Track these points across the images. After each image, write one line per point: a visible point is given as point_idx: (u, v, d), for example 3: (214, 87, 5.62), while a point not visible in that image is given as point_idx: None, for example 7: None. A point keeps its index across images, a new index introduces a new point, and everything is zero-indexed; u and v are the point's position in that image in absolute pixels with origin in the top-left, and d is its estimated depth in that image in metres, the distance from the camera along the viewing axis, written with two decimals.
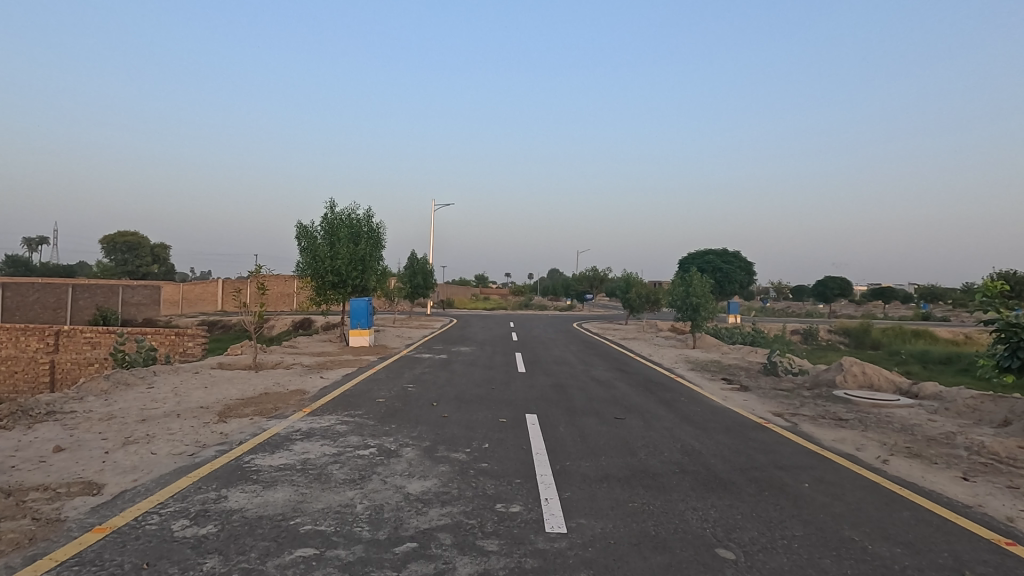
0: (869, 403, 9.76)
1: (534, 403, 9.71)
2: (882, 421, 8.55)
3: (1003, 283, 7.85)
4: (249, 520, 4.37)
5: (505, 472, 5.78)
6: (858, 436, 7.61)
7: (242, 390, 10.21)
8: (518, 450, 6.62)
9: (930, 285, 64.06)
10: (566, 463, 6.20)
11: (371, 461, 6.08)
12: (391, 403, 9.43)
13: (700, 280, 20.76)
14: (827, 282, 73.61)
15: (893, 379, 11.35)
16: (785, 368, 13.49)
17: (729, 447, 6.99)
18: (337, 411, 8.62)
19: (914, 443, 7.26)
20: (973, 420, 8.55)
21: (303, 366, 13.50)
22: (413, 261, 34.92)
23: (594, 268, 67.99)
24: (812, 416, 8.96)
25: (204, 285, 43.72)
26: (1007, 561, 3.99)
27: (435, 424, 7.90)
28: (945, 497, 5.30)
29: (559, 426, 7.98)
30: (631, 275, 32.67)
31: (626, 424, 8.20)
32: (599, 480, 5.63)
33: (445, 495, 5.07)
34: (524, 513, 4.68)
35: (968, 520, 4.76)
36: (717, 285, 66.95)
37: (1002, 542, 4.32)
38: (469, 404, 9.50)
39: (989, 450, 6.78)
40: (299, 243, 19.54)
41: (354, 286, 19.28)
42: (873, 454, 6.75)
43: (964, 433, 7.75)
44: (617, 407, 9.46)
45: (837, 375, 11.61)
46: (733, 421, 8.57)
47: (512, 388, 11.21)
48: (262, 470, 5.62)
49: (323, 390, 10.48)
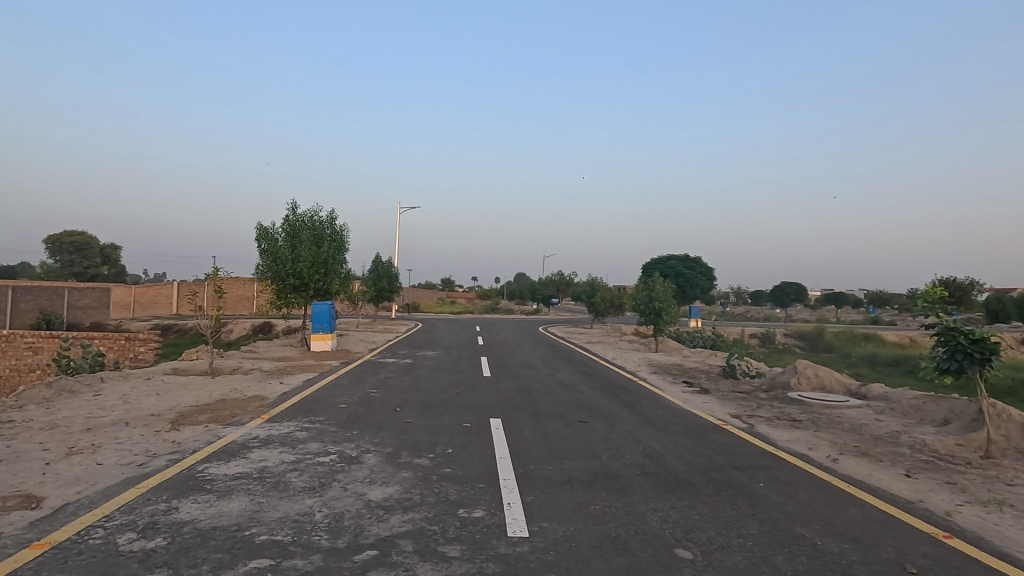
0: (822, 404, 10.13)
1: (499, 406, 9.71)
2: (834, 421, 8.89)
3: (943, 288, 8.25)
4: (201, 532, 4.21)
5: (469, 477, 5.76)
6: (810, 436, 7.90)
7: (197, 397, 9.84)
8: (482, 455, 6.61)
9: (880, 292, 66.99)
10: (530, 466, 6.23)
11: (331, 468, 5.96)
12: (354, 408, 9.28)
13: (663, 285, 21.08)
14: (785, 288, 76.19)
15: (845, 381, 11.75)
16: (744, 369, 13.79)
17: (689, 449, 7.14)
18: (297, 417, 8.42)
19: (862, 442, 7.56)
20: (916, 419, 8.98)
21: (263, 372, 13.13)
22: (378, 263, 34.53)
23: (560, 273, 68.11)
24: (768, 417, 9.26)
25: (158, 287, 42.06)
26: (945, 553, 4.21)
27: (398, 430, 7.81)
28: (890, 493, 5.55)
29: (523, 430, 7.99)
30: (597, 279, 33.07)
31: (590, 427, 8.29)
32: (562, 483, 5.68)
33: (407, 501, 5.01)
34: (487, 517, 4.67)
35: (910, 514, 5.01)
36: (680, 289, 68.35)
37: (940, 535, 4.55)
38: (434, 409, 9.43)
39: (930, 448, 7.13)
40: (260, 245, 19.14)
41: (317, 289, 18.91)
42: (824, 453, 7.02)
43: (908, 432, 8.11)
44: (581, 411, 9.54)
45: (792, 377, 12.01)
46: (694, 423, 8.74)
47: (477, 392, 11.21)
48: (216, 480, 5.43)
49: (283, 396, 10.20)
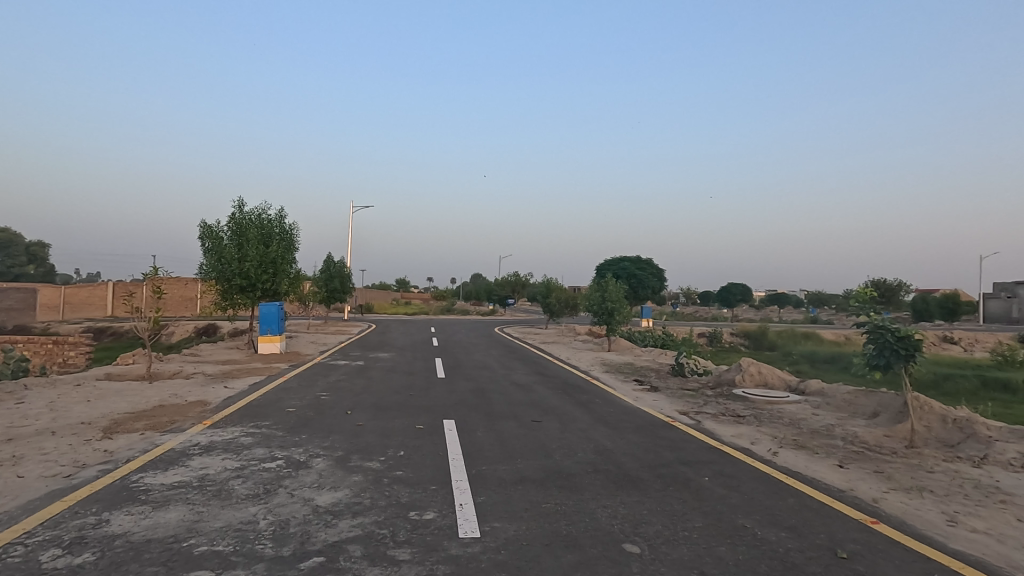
0: (764, 399, 10.58)
1: (452, 408, 9.67)
2: (775, 416, 9.30)
3: (874, 289, 8.78)
4: (134, 545, 4.00)
5: (421, 479, 5.71)
6: (753, 430, 8.25)
7: (133, 403, 9.33)
8: (434, 456, 6.56)
9: (820, 293, 70.57)
10: (483, 466, 6.23)
11: (277, 473, 5.79)
12: (303, 412, 9.03)
13: (616, 286, 21.50)
14: (732, 289, 79.05)
15: (786, 377, 12.31)
16: (692, 367, 14.23)
17: (639, 446, 7.31)
18: (243, 422, 8.11)
19: (800, 435, 7.95)
20: (849, 412, 9.52)
21: (206, 376, 12.58)
22: (330, 263, 33.71)
23: (516, 274, 68.32)
24: (714, 413, 9.59)
25: (91, 288, 39.62)
26: (872, 538, 4.47)
27: (349, 433, 7.66)
28: (824, 483, 5.86)
29: (477, 430, 7.97)
30: (552, 280, 33.40)
31: (544, 427, 8.37)
32: (515, 482, 5.70)
33: (357, 505, 4.92)
34: (439, 519, 4.64)
35: (841, 502, 5.30)
36: (632, 290, 69.82)
37: (869, 521, 4.83)
38: (387, 411, 9.29)
39: (861, 439, 7.56)
40: (203, 244, 18.34)
41: (264, 290, 18.28)
42: (765, 447, 7.33)
43: (842, 425, 8.57)
44: (535, 411, 9.61)
45: (736, 374, 12.48)
46: (644, 420, 8.96)
47: (432, 394, 11.11)
48: (152, 490, 5.17)
49: (227, 400, 9.81)
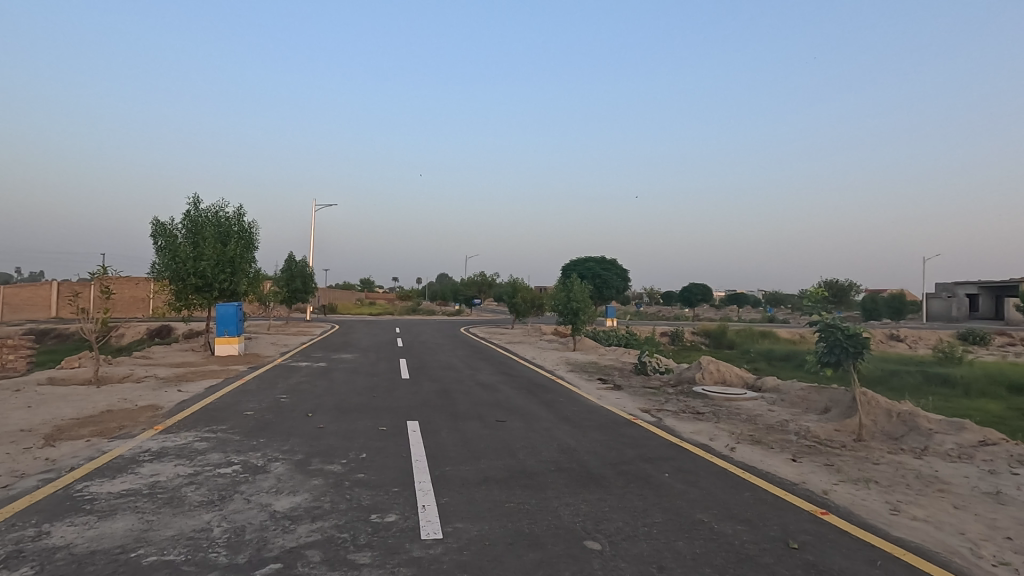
0: (723, 396, 10.87)
1: (417, 409, 9.59)
2: (733, 413, 9.57)
3: (825, 289, 9.14)
4: (78, 557, 3.82)
5: (383, 482, 5.63)
6: (711, 427, 8.47)
7: (78, 409, 8.89)
8: (397, 458, 6.49)
9: (776, 293, 72.99)
10: (446, 467, 6.19)
11: (233, 479, 5.61)
12: (261, 415, 8.79)
13: (581, 286, 21.73)
14: (693, 288, 80.88)
15: (743, 374, 12.68)
16: (655, 366, 14.51)
17: (602, 444, 7.40)
18: (197, 427, 7.84)
19: (756, 431, 8.21)
20: (802, 408, 9.88)
21: (158, 379, 12.10)
22: (291, 263, 32.92)
23: (482, 274, 68.21)
24: (675, 410, 9.80)
25: (34, 288, 37.60)
26: (822, 528, 4.65)
27: (310, 436, 7.50)
28: (778, 477, 6.06)
29: (441, 431, 7.92)
30: (518, 280, 33.50)
31: (508, 426, 8.38)
32: (478, 482, 5.69)
33: (316, 509, 4.82)
34: (401, 522, 4.59)
35: (794, 494, 5.50)
36: (597, 290, 70.63)
37: (819, 512, 5.03)
38: (349, 413, 9.14)
39: (813, 434, 7.86)
40: (156, 242, 17.65)
41: (222, 290, 17.71)
42: (723, 443, 7.54)
43: (796, 420, 8.89)
44: (500, 411, 9.61)
45: (696, 372, 12.79)
46: (607, 418, 9.08)
47: (396, 395, 10.99)
48: (98, 499, 4.93)
49: (181, 404, 9.46)
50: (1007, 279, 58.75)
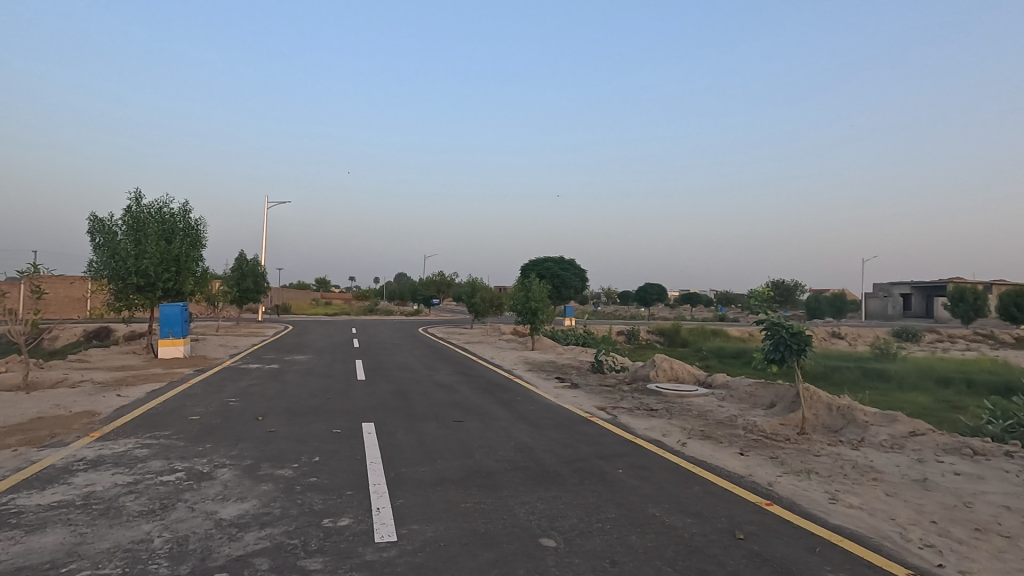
0: (675, 393, 11.17)
1: (372, 410, 9.44)
2: (685, 409, 9.85)
3: (771, 289, 9.48)
4: None
5: (337, 485, 5.52)
6: (664, 423, 8.68)
7: (4, 417, 8.32)
8: (351, 461, 6.36)
9: (728, 293, 75.58)
10: (402, 468, 6.12)
11: (177, 487, 5.38)
12: (208, 420, 8.45)
13: (539, 285, 21.86)
14: (649, 288, 82.77)
15: (696, 372, 13.05)
16: (611, 364, 14.75)
17: (558, 442, 7.47)
18: (138, 434, 7.47)
19: (706, 426, 8.47)
20: (750, 403, 10.26)
21: (95, 384, 11.45)
22: (242, 261, 31.80)
23: (441, 273, 67.62)
24: (630, 408, 10.00)
25: None
26: (767, 519, 4.85)
27: (260, 440, 7.27)
28: (726, 470, 6.28)
29: (397, 433, 7.83)
30: (476, 280, 33.42)
31: (465, 426, 8.35)
32: (435, 483, 5.65)
33: (265, 516, 4.68)
34: (354, 525, 4.51)
35: (741, 487, 5.71)
36: (556, 289, 71.25)
37: (763, 503, 5.23)
38: (302, 416, 8.90)
39: (760, 428, 8.17)
40: (94, 239, 16.71)
41: (166, 290, 16.92)
42: (675, 439, 7.74)
43: (744, 415, 9.23)
44: (457, 411, 9.57)
45: (651, 370, 13.08)
46: (563, 417, 9.18)
47: (351, 397, 10.78)
48: (26, 513, 4.63)
49: (120, 410, 8.98)
50: (936, 280, 62.73)
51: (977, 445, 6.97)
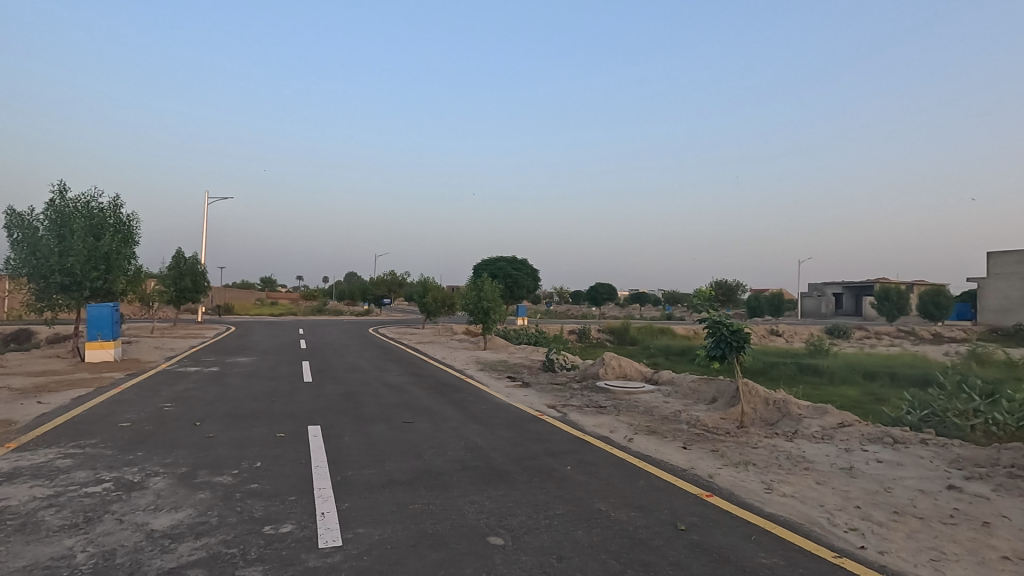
0: (623, 390, 11.43)
1: (319, 413, 9.19)
2: (632, 405, 10.10)
3: (712, 288, 9.86)
4: None
5: (279, 491, 5.34)
6: (612, 420, 8.87)
7: None
8: (295, 465, 6.17)
9: (675, 293, 78.04)
10: (348, 472, 5.99)
11: (104, 498, 5.07)
12: (140, 426, 8.00)
13: (491, 285, 21.87)
14: (599, 288, 84.31)
15: (643, 369, 13.40)
16: (561, 363, 14.94)
17: (508, 441, 7.50)
18: (61, 443, 6.98)
19: (652, 422, 8.72)
20: (694, 399, 10.62)
21: (12, 391, 10.63)
22: (180, 259, 30.28)
23: (393, 273, 66.55)
24: (579, 405, 10.16)
25: None
26: (707, 510, 5.04)
27: (198, 446, 6.95)
28: (670, 464, 6.48)
29: (344, 435, 7.66)
30: (428, 279, 33.13)
31: (415, 427, 8.26)
32: (382, 486, 5.56)
33: (202, 525, 4.48)
34: (297, 531, 4.38)
35: (683, 480, 5.90)
36: (508, 289, 71.51)
37: (704, 495, 5.43)
38: (244, 420, 8.57)
39: (702, 423, 8.48)
40: (12, 234, 15.50)
41: (94, 289, 15.89)
42: (622, 434, 7.92)
43: (687, 410, 9.55)
44: (407, 412, 9.46)
45: (600, 368, 13.34)
46: (514, 416, 9.23)
47: (296, 399, 10.47)
48: None
49: (40, 418, 8.37)
50: (864, 281, 66.94)
51: (898, 434, 7.48)
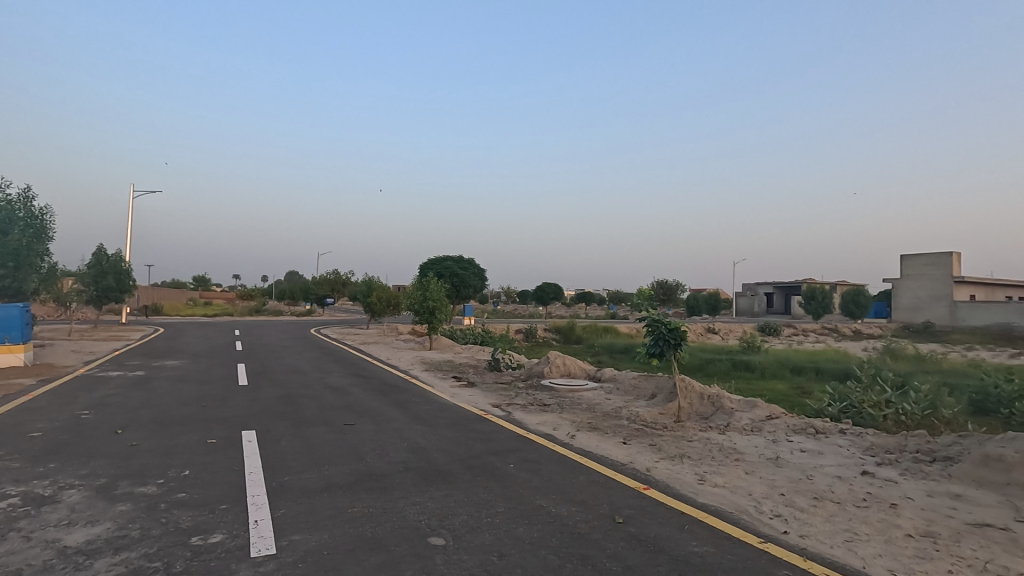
0: (567, 388, 11.62)
1: (255, 417, 8.83)
2: (575, 403, 10.28)
3: (652, 289, 10.18)
4: None
5: (209, 500, 5.10)
6: (556, 417, 9.00)
7: None
8: (227, 473, 5.91)
9: (619, 292, 80.01)
10: (285, 477, 5.79)
11: (9, 515, 4.67)
12: (53, 436, 7.42)
13: (437, 285, 21.69)
14: (546, 288, 85.25)
15: (586, 367, 13.66)
16: (507, 362, 15.01)
17: (452, 441, 7.48)
18: None
19: (594, 418, 8.91)
20: (634, 395, 10.93)
21: None
22: (102, 256, 28.30)
23: (336, 272, 64.79)
24: (523, 404, 10.25)
25: None
26: (644, 502, 5.21)
27: (119, 456, 6.53)
28: (610, 459, 6.65)
29: (281, 439, 7.40)
30: (373, 278, 32.49)
31: (357, 430, 8.09)
32: (320, 490, 5.41)
33: (122, 539, 4.21)
34: (227, 541, 4.20)
35: (622, 474, 6.07)
36: (455, 289, 71.11)
37: (641, 488, 5.61)
38: (172, 427, 8.11)
39: (641, 418, 8.74)
40: None
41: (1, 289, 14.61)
42: (565, 432, 8.06)
43: (628, 406, 9.82)
44: (349, 414, 9.24)
45: (545, 367, 13.49)
46: (458, 415, 9.19)
47: (230, 403, 10.01)
48: None
49: None
50: (793, 281, 70.95)
51: (819, 424, 7.99)
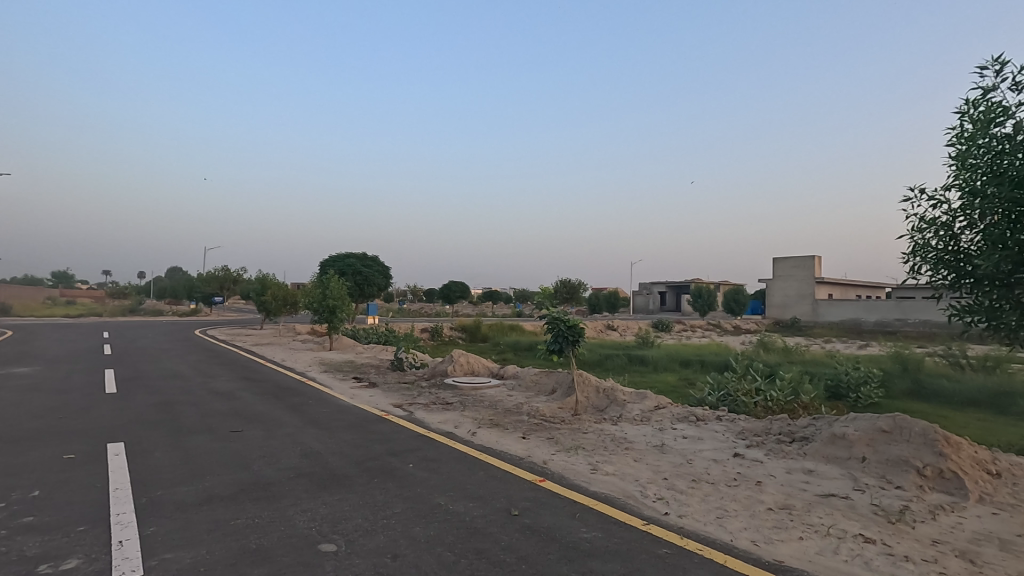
0: (470, 386, 11.68)
1: (124, 428, 7.99)
2: (477, 400, 10.36)
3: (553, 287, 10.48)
4: None
5: (63, 522, 4.55)
6: (458, 415, 9.01)
7: None
8: (87, 491, 5.29)
9: (525, 291, 81.70)
10: (157, 492, 5.30)
11: None
12: None
13: (337, 283, 20.86)
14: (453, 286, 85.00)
15: (490, 365, 13.80)
16: (410, 361, 14.77)
17: (349, 443, 7.25)
18: None
19: (496, 415, 9.04)
20: (535, 391, 11.22)
21: None
22: None
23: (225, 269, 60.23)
24: (425, 403, 10.15)
25: None
26: (540, 494, 5.37)
27: None
28: (509, 454, 6.77)
29: (155, 451, 6.76)
30: (268, 276, 30.63)
31: (245, 436, 7.60)
32: (199, 503, 5.02)
33: None
34: (84, 566, 3.78)
35: (520, 468, 6.21)
36: (359, 288, 68.84)
37: (538, 480, 5.77)
38: (19, 443, 7.12)
39: (541, 413, 8.99)
40: None
41: None
42: (466, 429, 8.10)
43: (529, 402, 10.05)
44: (236, 420, 8.65)
45: (448, 365, 13.44)
46: (357, 417, 8.92)
47: (95, 413, 8.99)
48: None
49: None
50: (683, 281, 76.40)
51: (699, 412, 8.67)
